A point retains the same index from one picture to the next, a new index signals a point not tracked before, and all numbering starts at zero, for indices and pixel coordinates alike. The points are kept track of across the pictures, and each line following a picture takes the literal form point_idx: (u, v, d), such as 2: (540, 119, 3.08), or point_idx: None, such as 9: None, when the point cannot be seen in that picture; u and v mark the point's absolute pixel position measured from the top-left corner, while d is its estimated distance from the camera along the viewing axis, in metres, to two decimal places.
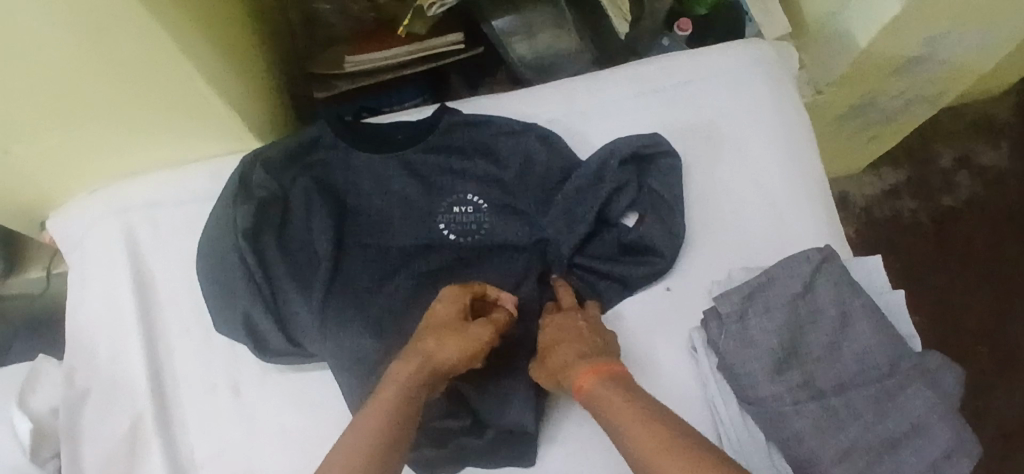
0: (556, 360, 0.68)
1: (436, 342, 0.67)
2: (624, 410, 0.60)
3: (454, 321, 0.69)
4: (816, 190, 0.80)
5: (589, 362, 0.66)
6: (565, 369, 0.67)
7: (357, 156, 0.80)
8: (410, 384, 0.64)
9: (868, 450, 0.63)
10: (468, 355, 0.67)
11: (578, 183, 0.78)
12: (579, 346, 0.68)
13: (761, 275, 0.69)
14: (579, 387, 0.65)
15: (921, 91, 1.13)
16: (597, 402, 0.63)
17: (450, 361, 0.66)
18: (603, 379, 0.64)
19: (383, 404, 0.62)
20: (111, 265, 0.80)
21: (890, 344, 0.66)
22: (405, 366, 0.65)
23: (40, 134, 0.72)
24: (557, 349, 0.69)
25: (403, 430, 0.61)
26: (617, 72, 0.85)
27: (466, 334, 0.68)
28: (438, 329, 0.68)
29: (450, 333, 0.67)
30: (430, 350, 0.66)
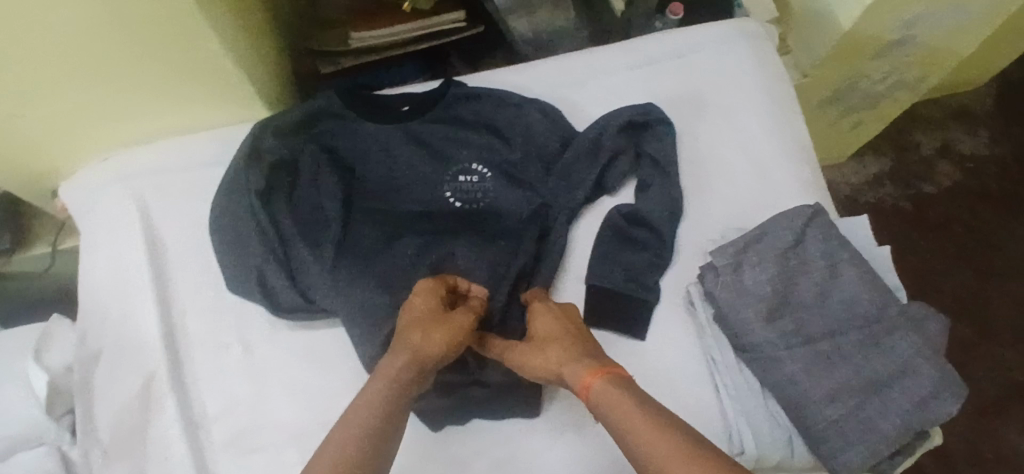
0: (552, 360, 0.66)
1: (420, 335, 0.66)
2: (631, 416, 0.58)
3: (435, 313, 0.69)
4: (803, 158, 0.84)
5: (588, 365, 0.64)
6: (565, 370, 0.65)
7: (364, 126, 0.82)
8: (397, 379, 0.63)
9: (857, 391, 0.67)
10: (454, 347, 0.67)
11: (577, 150, 0.81)
12: (573, 348, 0.66)
13: (753, 229, 0.73)
14: (584, 385, 0.63)
15: (903, 74, 1.18)
16: (601, 409, 0.61)
17: (438, 354, 0.66)
18: (605, 382, 0.61)
19: (370, 406, 0.61)
20: (121, 226, 0.80)
21: (878, 293, 0.70)
22: (393, 362, 0.64)
23: (55, 96, 0.73)
24: (552, 351, 0.67)
25: (392, 422, 0.61)
26: (614, 47, 0.89)
27: (450, 325, 0.68)
28: (420, 322, 0.67)
29: (435, 326, 0.67)
30: (416, 344, 0.66)
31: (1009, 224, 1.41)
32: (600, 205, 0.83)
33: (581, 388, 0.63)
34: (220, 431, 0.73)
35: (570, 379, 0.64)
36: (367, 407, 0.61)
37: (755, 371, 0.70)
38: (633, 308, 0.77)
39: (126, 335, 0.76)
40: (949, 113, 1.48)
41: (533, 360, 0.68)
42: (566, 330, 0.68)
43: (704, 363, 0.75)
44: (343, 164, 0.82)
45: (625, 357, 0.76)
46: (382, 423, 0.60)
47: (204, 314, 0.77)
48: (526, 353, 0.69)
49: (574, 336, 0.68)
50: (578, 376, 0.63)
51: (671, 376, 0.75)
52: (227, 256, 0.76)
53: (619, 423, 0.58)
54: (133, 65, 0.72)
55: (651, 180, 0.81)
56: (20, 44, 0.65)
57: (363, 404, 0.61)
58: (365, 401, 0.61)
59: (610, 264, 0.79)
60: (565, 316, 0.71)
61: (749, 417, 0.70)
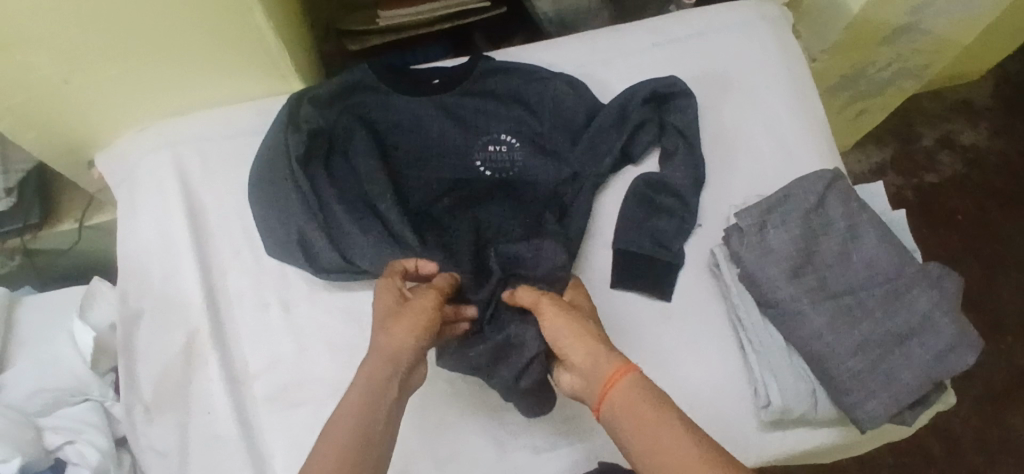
0: (590, 339, 0.65)
1: (384, 334, 0.64)
2: (651, 427, 0.57)
3: (394, 308, 0.67)
4: (818, 131, 0.88)
5: (614, 366, 0.62)
6: (600, 351, 0.63)
7: (396, 98, 0.85)
8: (373, 381, 0.62)
9: (879, 344, 0.71)
10: (425, 338, 0.65)
11: (604, 121, 0.84)
12: (595, 348, 0.64)
13: (778, 191, 0.76)
14: (618, 371, 0.61)
15: (908, 61, 1.21)
16: (620, 414, 0.59)
17: (409, 346, 0.64)
18: (626, 386, 0.60)
19: (361, 415, 0.59)
20: (161, 191, 0.82)
21: (895, 253, 0.74)
22: (368, 366, 0.62)
23: (102, 65, 0.76)
24: (592, 333, 0.65)
25: (378, 427, 0.60)
26: (637, 25, 0.92)
27: (415, 315, 0.65)
28: (382, 320, 0.66)
29: (398, 319, 0.65)
30: (382, 343, 0.64)
31: (1009, 214, 1.45)
32: (625, 174, 0.86)
33: (614, 372, 0.61)
34: (262, 386, 0.75)
35: (602, 359, 0.63)
36: (355, 415, 0.59)
37: (780, 326, 0.73)
38: (660, 271, 0.80)
39: (169, 296, 0.78)
40: (950, 105, 1.53)
41: (576, 326, 0.66)
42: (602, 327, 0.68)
43: (729, 322, 0.79)
44: (376, 134, 0.85)
45: (653, 318, 0.79)
46: (378, 432, 0.59)
47: (244, 277, 0.79)
48: (569, 316, 0.67)
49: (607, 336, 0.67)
50: (614, 362, 0.62)
51: (697, 335, 0.78)
52: (268, 222, 0.79)
53: (649, 422, 0.57)
54: (180, 34, 0.74)
55: (676, 148, 0.84)
56: (76, 9, 0.67)
57: (352, 411, 0.60)
58: (348, 410, 0.60)
59: (639, 230, 0.82)
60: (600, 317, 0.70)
61: (775, 370, 0.73)
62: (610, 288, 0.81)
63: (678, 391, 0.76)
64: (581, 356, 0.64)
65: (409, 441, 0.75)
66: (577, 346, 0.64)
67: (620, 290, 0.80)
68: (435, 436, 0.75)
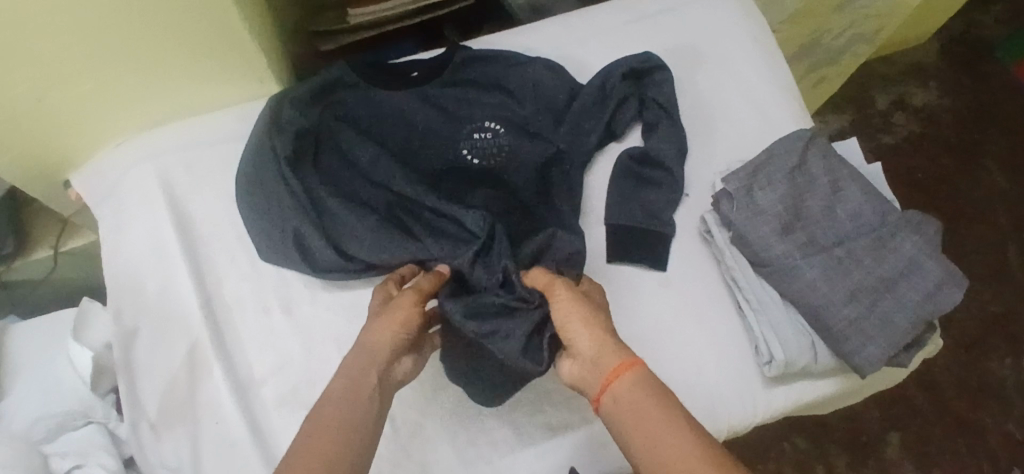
0: (601, 329, 0.64)
1: (369, 327, 0.66)
2: (654, 419, 0.57)
3: (382, 306, 0.69)
4: (790, 95, 0.91)
5: (622, 358, 0.62)
6: (609, 341, 0.63)
7: (377, 93, 0.85)
8: (357, 372, 0.63)
9: (870, 290, 0.74)
10: (407, 336, 0.66)
11: (586, 101, 0.85)
12: (605, 338, 0.64)
13: (761, 154, 0.79)
14: (626, 364, 0.61)
15: (861, 27, 1.26)
16: (622, 405, 0.60)
17: (392, 339, 0.65)
18: (633, 378, 0.60)
19: (341, 409, 0.60)
20: (148, 206, 0.81)
21: (877, 203, 0.77)
22: (353, 359, 0.64)
23: (75, 80, 0.74)
24: (605, 324, 0.65)
25: (362, 415, 0.60)
26: (607, 7, 0.94)
27: (394, 313, 0.66)
28: (371, 317, 0.67)
29: (384, 313, 0.67)
30: (368, 336, 0.65)
31: (965, 167, 1.51)
32: (609, 151, 0.87)
33: (621, 363, 0.61)
34: (272, 391, 0.75)
35: (612, 349, 0.63)
36: (331, 409, 0.59)
37: (776, 283, 0.75)
38: (654, 242, 0.82)
39: (166, 310, 0.77)
40: (900, 69, 1.58)
41: (591, 313, 0.65)
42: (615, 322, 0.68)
43: (724, 285, 0.81)
44: (364, 128, 0.85)
45: (650, 287, 0.81)
46: (360, 421, 0.59)
47: (240, 285, 0.79)
48: (583, 304, 0.66)
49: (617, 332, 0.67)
50: (624, 354, 0.62)
51: (695, 299, 0.80)
52: (261, 226, 0.78)
53: (653, 414, 0.57)
54: (157, 43, 0.73)
55: (658, 122, 0.86)
56: (49, 23, 0.66)
57: (335, 399, 0.61)
58: (332, 400, 0.60)
59: (631, 204, 0.83)
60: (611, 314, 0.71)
61: (776, 326, 0.75)
62: (607, 262, 0.82)
63: (683, 355, 0.78)
64: (590, 344, 0.64)
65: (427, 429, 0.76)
66: (588, 333, 0.64)
67: (616, 264, 0.82)
68: (451, 422, 0.76)
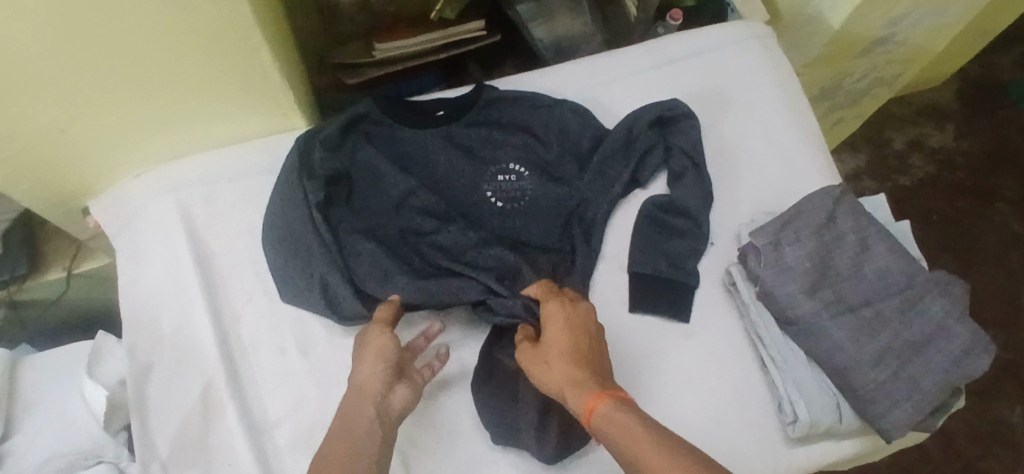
0: (557, 378, 0.67)
1: (355, 367, 0.70)
2: (635, 445, 0.60)
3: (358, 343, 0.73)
4: (816, 145, 0.90)
5: (592, 394, 0.65)
6: (566, 392, 0.66)
7: (401, 132, 0.85)
8: (353, 408, 0.67)
9: (898, 352, 0.73)
10: (389, 362, 0.70)
11: (610, 148, 0.85)
12: (572, 378, 0.67)
13: (789, 209, 0.78)
14: (588, 410, 0.64)
15: (880, 72, 1.26)
16: (608, 435, 0.62)
17: (377, 369, 0.69)
18: (609, 408, 0.63)
19: (344, 450, 0.63)
20: (168, 239, 0.81)
21: (905, 263, 0.76)
22: (348, 396, 0.68)
23: (99, 110, 0.74)
24: (558, 368, 0.68)
25: (366, 443, 0.64)
26: (633, 48, 0.93)
27: (367, 350, 0.71)
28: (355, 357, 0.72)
29: (363, 349, 0.71)
30: (354, 374, 0.70)
31: (979, 211, 1.50)
32: (634, 198, 0.86)
33: (583, 412, 0.64)
34: (286, 434, 0.74)
35: (583, 388, 0.66)
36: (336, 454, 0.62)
37: (802, 343, 0.75)
38: (678, 292, 0.81)
39: (181, 345, 0.76)
40: (917, 110, 1.58)
41: (558, 358, 0.68)
42: (575, 344, 0.69)
43: (747, 339, 0.80)
44: (400, 163, 0.85)
45: (673, 339, 0.80)
46: (361, 450, 0.63)
47: (257, 322, 0.78)
48: (548, 348, 0.70)
49: (582, 352, 0.69)
50: (581, 400, 0.65)
51: (720, 354, 0.79)
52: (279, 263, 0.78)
53: (625, 448, 0.60)
54: (182, 80, 0.74)
55: (685, 170, 0.85)
56: (78, 52, 0.66)
57: (337, 437, 0.64)
58: (333, 436, 0.65)
59: (653, 254, 0.82)
60: (579, 325, 0.71)
61: (800, 386, 0.74)
62: (629, 312, 0.81)
63: (704, 411, 0.77)
64: (564, 387, 0.67)
65: None
66: (560, 377, 0.67)
67: (639, 313, 0.81)
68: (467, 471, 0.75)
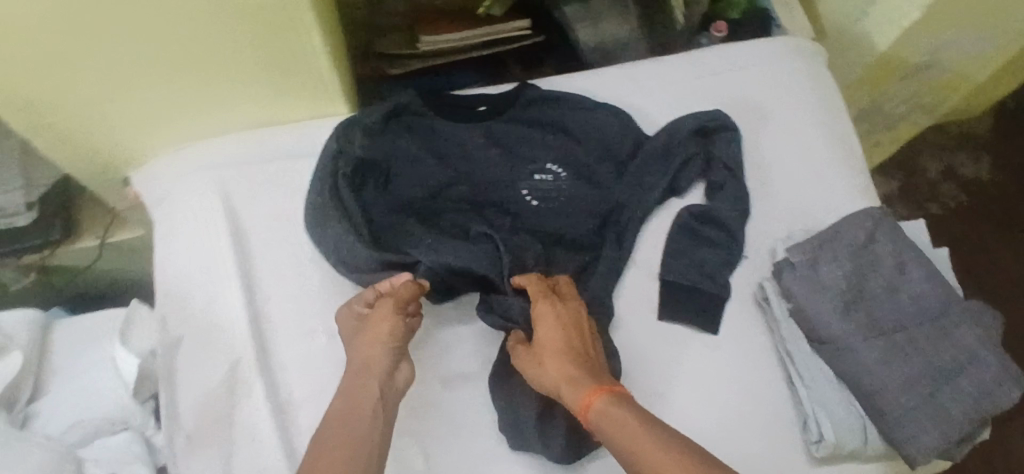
0: (553, 377, 0.70)
1: (356, 349, 0.70)
2: (628, 434, 0.62)
3: (359, 324, 0.72)
4: (856, 166, 0.89)
5: (586, 389, 0.67)
6: (562, 389, 0.69)
7: (441, 124, 0.86)
8: (355, 390, 0.67)
9: (929, 379, 0.72)
10: (392, 345, 0.70)
11: (648, 154, 0.85)
12: (566, 375, 0.69)
13: (828, 227, 0.78)
14: (583, 406, 0.67)
15: (921, 97, 1.24)
16: (603, 426, 0.65)
17: (380, 353, 0.70)
18: (603, 401, 0.66)
19: (349, 428, 0.64)
20: (205, 214, 0.81)
21: (941, 289, 0.75)
22: (348, 379, 0.69)
23: (148, 82, 0.75)
24: (552, 367, 0.70)
25: (370, 426, 0.65)
26: (677, 57, 0.93)
27: (377, 327, 0.71)
28: (354, 337, 0.72)
29: (366, 331, 0.71)
30: (356, 356, 0.70)
31: (1009, 245, 1.48)
32: (669, 206, 0.86)
33: (580, 409, 0.67)
34: (309, 415, 0.74)
35: (577, 385, 0.68)
36: (342, 432, 0.64)
37: (831, 363, 0.74)
38: (708, 303, 0.81)
39: (211, 320, 0.77)
40: (953, 139, 1.56)
41: (553, 357, 0.71)
42: (568, 342, 0.71)
43: (775, 356, 0.79)
44: (438, 154, 0.86)
45: (700, 349, 0.79)
46: (364, 432, 0.64)
47: (288, 302, 0.79)
48: (542, 347, 0.72)
49: (575, 350, 0.71)
50: (577, 396, 0.67)
51: (747, 368, 0.79)
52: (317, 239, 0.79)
53: (619, 440, 0.63)
54: (230, 61, 0.75)
55: (723, 181, 0.85)
56: (134, 24, 0.67)
57: (338, 416, 0.66)
58: (336, 416, 0.66)
59: (685, 264, 0.82)
60: (570, 324, 0.73)
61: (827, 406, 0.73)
62: (658, 319, 0.81)
63: (727, 423, 0.76)
64: (559, 386, 0.69)
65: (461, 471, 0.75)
66: (554, 375, 0.70)
67: (667, 321, 0.81)
68: (486, 466, 0.76)
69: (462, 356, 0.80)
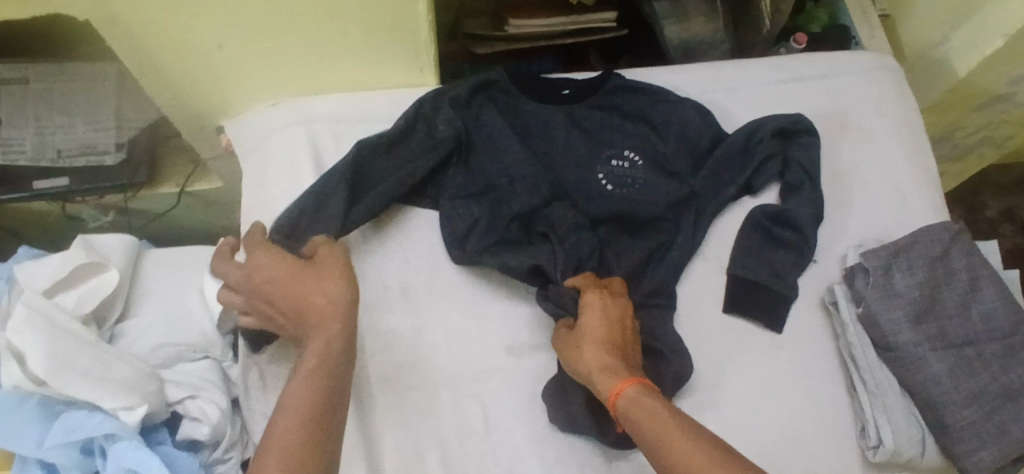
0: (588, 361, 0.71)
1: (314, 292, 0.67)
2: (657, 425, 0.62)
3: (301, 267, 0.68)
4: (932, 184, 0.90)
5: (618, 376, 0.68)
6: (595, 375, 0.69)
7: (528, 104, 0.88)
8: (328, 338, 0.65)
9: (995, 397, 0.72)
10: (350, 287, 0.67)
11: (727, 151, 0.87)
12: (601, 361, 0.70)
13: (905, 236, 0.78)
14: (614, 393, 0.67)
15: (993, 131, 1.23)
16: (630, 415, 0.65)
17: (340, 294, 0.67)
18: (634, 389, 0.66)
19: (318, 380, 0.62)
20: (296, 168, 0.85)
21: (1014, 310, 0.76)
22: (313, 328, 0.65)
23: (260, 38, 0.79)
24: (591, 352, 0.71)
25: (338, 379, 0.63)
26: (762, 61, 0.95)
27: (330, 267, 0.68)
28: (298, 278, 0.67)
29: (322, 274, 0.68)
30: (312, 299, 0.66)
31: None
32: (742, 204, 0.88)
33: (610, 395, 0.67)
34: (379, 366, 0.77)
35: (611, 373, 0.68)
36: (313, 377, 0.62)
37: (897, 371, 0.75)
38: (775, 300, 0.81)
39: None
40: (1016, 179, 1.54)
41: (592, 344, 0.72)
42: (611, 333, 0.72)
43: (837, 360, 0.80)
44: (521, 133, 0.88)
45: (764, 345, 0.80)
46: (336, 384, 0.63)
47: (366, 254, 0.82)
48: (584, 333, 0.73)
49: (615, 342, 0.72)
50: (609, 383, 0.68)
51: (808, 369, 0.79)
52: (354, 193, 0.81)
53: (647, 426, 0.62)
54: (340, 27, 0.79)
55: (799, 185, 0.86)
56: None
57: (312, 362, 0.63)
58: (308, 366, 0.63)
59: (755, 261, 0.83)
60: (616, 318, 0.74)
61: (890, 413, 0.74)
62: (722, 311, 0.82)
63: (785, 422, 0.77)
64: (592, 371, 0.70)
65: (520, 437, 0.77)
66: (590, 360, 0.71)
67: (732, 314, 0.82)
68: (543, 435, 0.77)
69: (528, 328, 0.82)
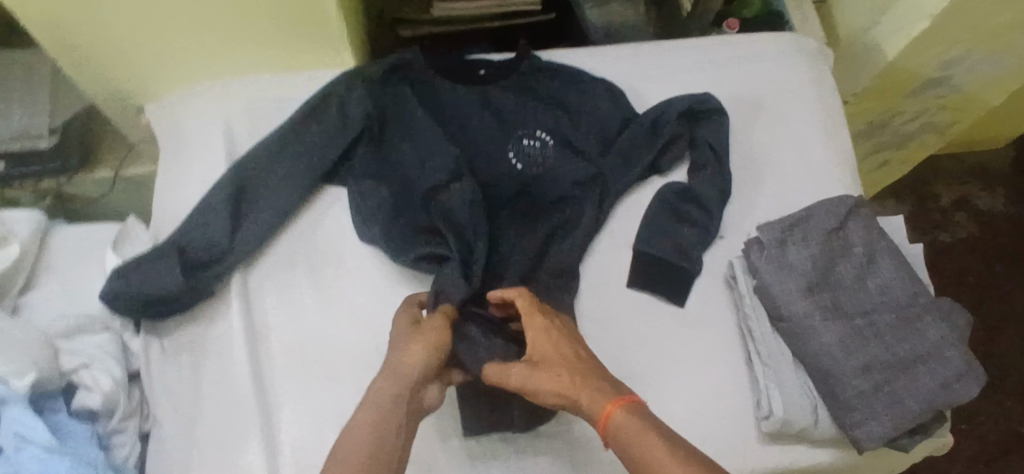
0: (558, 386, 0.65)
1: (401, 353, 0.66)
2: (661, 452, 0.59)
3: (410, 332, 0.68)
4: (844, 163, 0.90)
5: (607, 399, 0.63)
6: (579, 398, 0.64)
7: (443, 84, 0.89)
8: (387, 398, 0.63)
9: (887, 367, 0.72)
10: (428, 361, 0.66)
11: (637, 131, 0.87)
12: (577, 382, 0.65)
13: (801, 211, 0.79)
14: (605, 416, 0.63)
15: (932, 118, 1.24)
16: (626, 441, 0.61)
17: (418, 367, 0.65)
18: (627, 412, 0.62)
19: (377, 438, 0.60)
20: (207, 146, 0.86)
21: (910, 283, 0.76)
22: (381, 381, 0.64)
23: (167, 21, 0.79)
24: (563, 374, 0.65)
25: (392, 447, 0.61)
26: (681, 42, 0.96)
27: (426, 338, 0.67)
28: (401, 342, 0.67)
29: (413, 339, 0.67)
30: (395, 363, 0.65)
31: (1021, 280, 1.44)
32: (651, 184, 0.89)
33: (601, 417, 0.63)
34: (280, 341, 0.78)
35: (595, 395, 0.64)
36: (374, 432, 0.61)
37: (790, 342, 0.75)
38: (678, 276, 0.82)
39: None
40: (969, 169, 1.54)
41: (564, 366, 0.66)
42: (577, 354, 0.67)
43: (738, 334, 0.80)
44: (437, 115, 0.88)
45: (666, 319, 0.81)
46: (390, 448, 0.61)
47: (267, 228, 0.81)
48: (548, 356, 0.67)
49: (581, 359, 0.67)
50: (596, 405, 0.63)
51: (708, 343, 0.80)
52: (263, 173, 0.82)
53: (647, 451, 0.59)
54: (250, 6, 0.79)
55: (706, 163, 0.87)
56: None
57: (371, 418, 0.62)
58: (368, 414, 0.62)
59: (661, 237, 0.83)
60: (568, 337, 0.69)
61: (781, 385, 0.74)
62: (626, 287, 0.82)
63: (683, 394, 0.77)
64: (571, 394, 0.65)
65: None
66: (565, 382, 0.65)
67: (637, 290, 0.82)
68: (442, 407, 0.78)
69: None
